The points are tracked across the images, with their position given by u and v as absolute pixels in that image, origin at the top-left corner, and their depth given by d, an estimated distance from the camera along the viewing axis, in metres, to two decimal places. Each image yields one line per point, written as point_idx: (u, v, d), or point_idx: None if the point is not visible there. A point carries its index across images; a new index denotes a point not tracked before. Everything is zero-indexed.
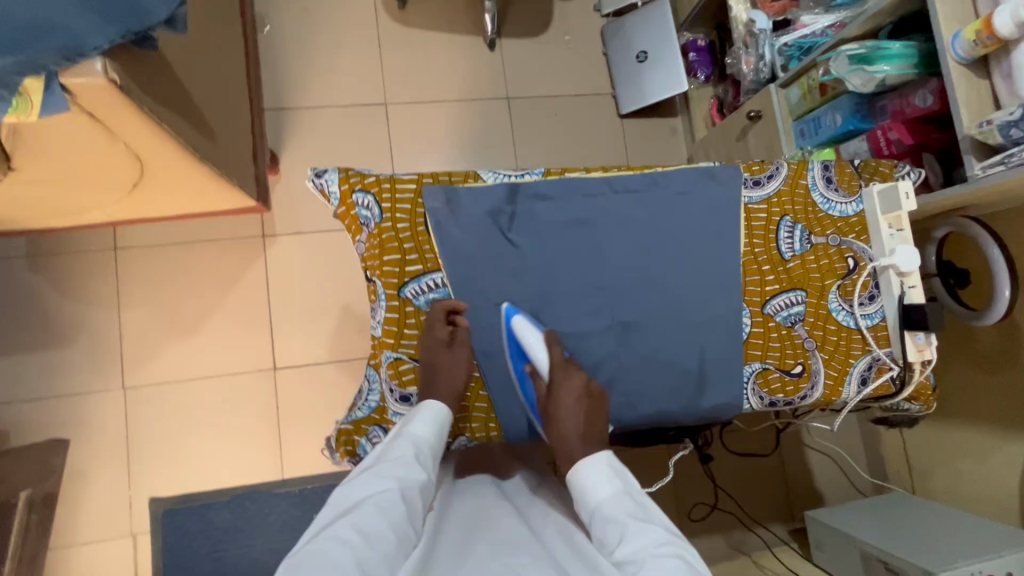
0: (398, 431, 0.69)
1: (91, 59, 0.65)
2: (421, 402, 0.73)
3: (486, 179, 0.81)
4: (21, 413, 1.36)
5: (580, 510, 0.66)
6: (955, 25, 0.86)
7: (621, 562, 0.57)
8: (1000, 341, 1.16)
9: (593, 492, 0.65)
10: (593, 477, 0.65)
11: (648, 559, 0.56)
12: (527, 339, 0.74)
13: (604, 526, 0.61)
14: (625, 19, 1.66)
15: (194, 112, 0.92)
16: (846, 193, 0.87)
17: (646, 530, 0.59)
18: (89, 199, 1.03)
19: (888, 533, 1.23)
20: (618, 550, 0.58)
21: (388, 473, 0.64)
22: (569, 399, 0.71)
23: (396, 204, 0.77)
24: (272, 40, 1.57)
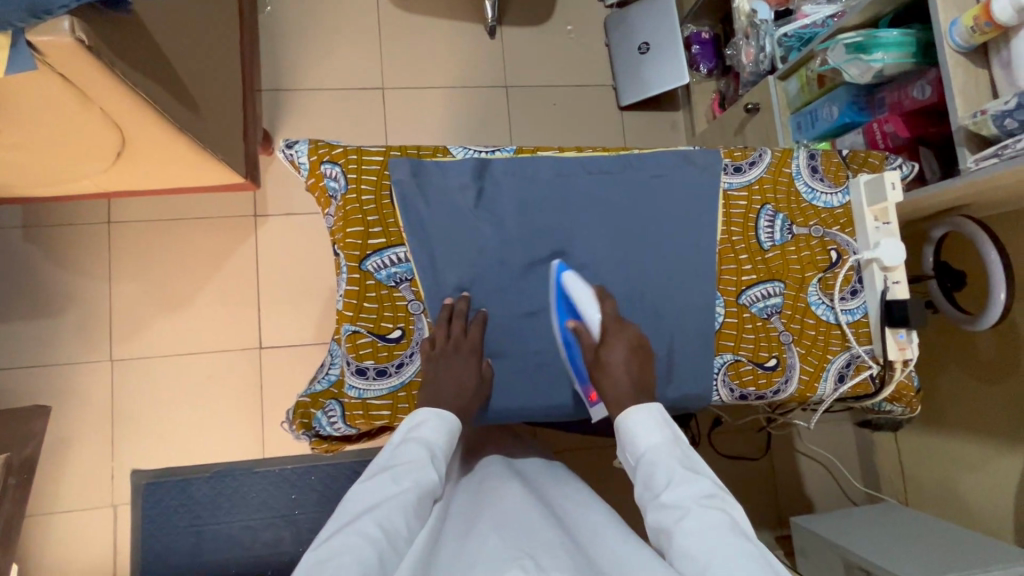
0: (406, 435, 0.66)
1: (58, 18, 0.65)
2: (432, 406, 0.70)
3: (456, 154, 0.79)
4: (12, 379, 1.38)
5: (626, 451, 0.66)
6: (954, 12, 0.83)
7: (666, 506, 0.58)
8: (999, 349, 1.11)
9: (642, 438, 0.64)
10: (644, 424, 0.65)
11: (694, 508, 0.56)
12: (579, 294, 0.74)
13: (651, 470, 0.61)
14: (628, 9, 1.63)
15: (175, 82, 0.92)
16: (832, 184, 0.84)
17: (694, 480, 0.59)
18: (75, 168, 1.04)
19: (873, 542, 1.19)
20: (663, 494, 0.59)
21: (402, 480, 0.61)
22: (623, 347, 0.70)
23: (363, 176, 0.76)
24: (272, 21, 1.58)
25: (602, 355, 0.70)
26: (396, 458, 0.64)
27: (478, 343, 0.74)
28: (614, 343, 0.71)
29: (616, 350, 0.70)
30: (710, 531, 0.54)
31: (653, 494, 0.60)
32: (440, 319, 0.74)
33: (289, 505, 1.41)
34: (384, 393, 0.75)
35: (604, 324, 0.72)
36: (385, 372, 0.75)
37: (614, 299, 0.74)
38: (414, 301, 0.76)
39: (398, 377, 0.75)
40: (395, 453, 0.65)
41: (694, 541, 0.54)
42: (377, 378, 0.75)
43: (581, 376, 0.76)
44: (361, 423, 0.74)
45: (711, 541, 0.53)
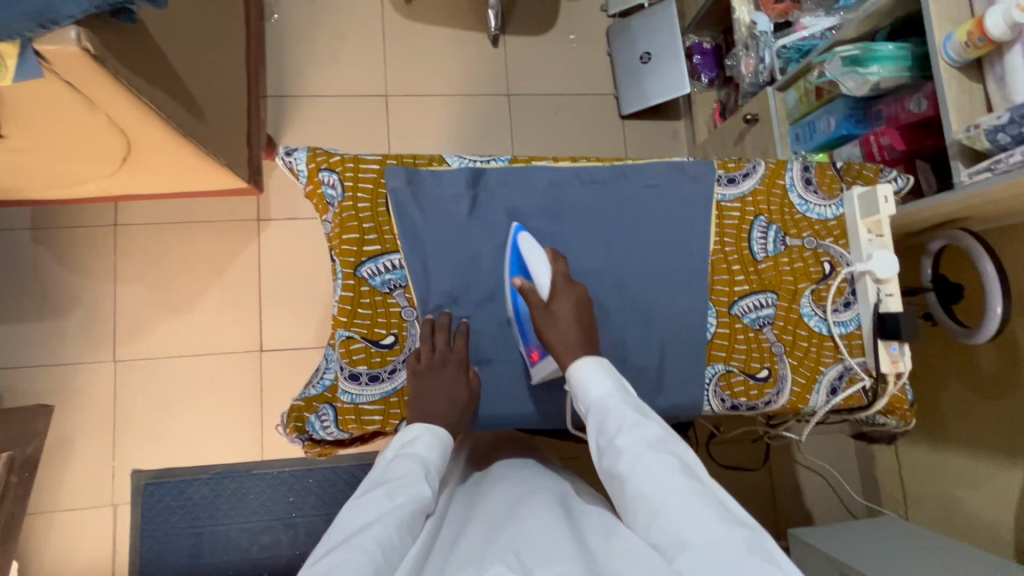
0: (398, 452, 0.66)
1: (65, 27, 0.67)
2: (426, 421, 0.70)
3: (451, 164, 0.81)
4: (17, 379, 1.41)
5: (578, 401, 0.67)
6: (949, 26, 0.83)
7: (618, 450, 0.59)
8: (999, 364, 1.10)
9: (593, 389, 0.66)
10: (594, 376, 0.66)
11: (646, 452, 0.58)
12: (532, 255, 0.74)
13: (604, 418, 0.63)
14: (630, 20, 1.65)
15: (180, 89, 0.94)
16: (826, 196, 0.84)
17: (645, 425, 0.61)
18: (83, 172, 1.06)
19: (871, 555, 1.18)
20: (616, 440, 0.61)
21: (398, 495, 0.60)
22: (569, 307, 0.71)
23: (359, 184, 0.77)
24: (278, 29, 1.60)
25: (548, 314, 0.70)
26: (390, 474, 0.63)
27: (464, 356, 0.75)
28: (561, 303, 0.71)
29: (563, 309, 0.71)
30: (661, 473, 0.56)
31: (606, 441, 0.61)
32: (426, 335, 0.75)
33: (287, 508, 1.41)
34: (376, 398, 0.75)
35: (552, 284, 0.72)
36: (378, 378, 0.76)
37: (563, 260, 0.74)
38: (407, 307, 0.77)
39: (390, 383, 0.76)
40: (390, 469, 0.64)
41: (648, 483, 0.56)
42: (370, 383, 0.75)
43: (525, 336, 0.75)
44: (354, 428, 0.75)
45: (663, 482, 0.56)
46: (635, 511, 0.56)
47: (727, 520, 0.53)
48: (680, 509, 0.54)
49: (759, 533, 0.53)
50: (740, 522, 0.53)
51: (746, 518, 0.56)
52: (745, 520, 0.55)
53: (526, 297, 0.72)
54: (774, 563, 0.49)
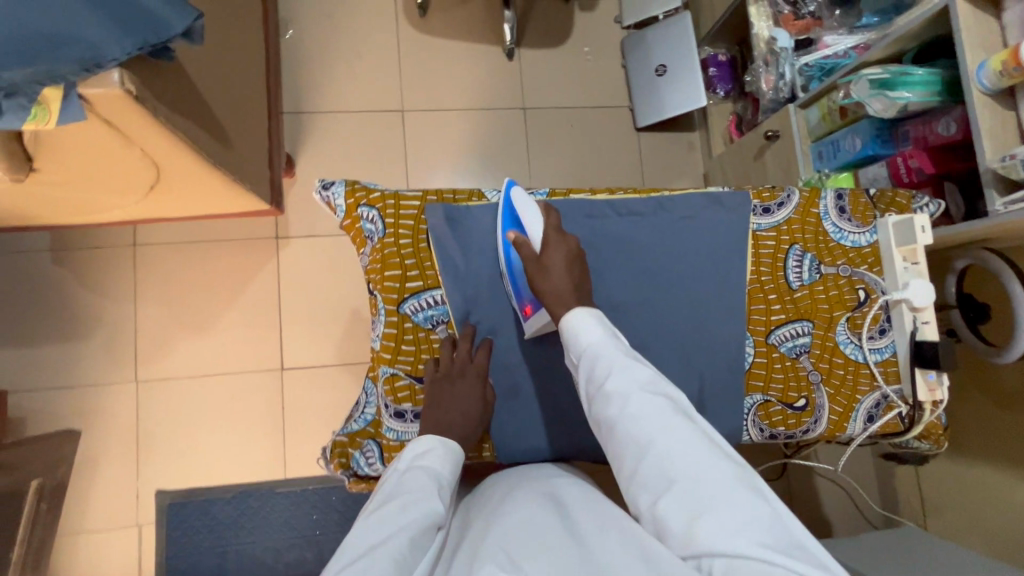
0: (411, 465, 0.65)
1: (108, 70, 0.66)
2: (441, 435, 0.71)
3: (491, 199, 0.82)
4: (40, 401, 1.40)
5: (568, 344, 0.66)
6: (981, 55, 0.84)
7: (608, 396, 0.60)
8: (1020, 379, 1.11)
9: (583, 334, 0.64)
10: (586, 321, 0.64)
11: (634, 396, 0.59)
12: (525, 209, 0.75)
13: (593, 363, 0.62)
14: (646, 32, 1.65)
15: (210, 119, 0.93)
16: (860, 224, 0.85)
17: (635, 368, 0.60)
18: (110, 199, 1.06)
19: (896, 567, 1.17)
20: (605, 385, 0.61)
21: (411, 509, 0.59)
22: (563, 256, 0.71)
23: (400, 220, 0.79)
24: (294, 45, 1.60)
25: (541, 263, 0.70)
26: (405, 488, 0.62)
27: (484, 367, 0.77)
28: (555, 252, 0.71)
29: (555, 257, 0.71)
30: (650, 417, 0.58)
31: (596, 387, 0.61)
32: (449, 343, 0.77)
33: (311, 525, 1.42)
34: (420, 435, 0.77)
35: (545, 236, 0.73)
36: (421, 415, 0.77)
37: (558, 214, 0.75)
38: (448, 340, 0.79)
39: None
40: (404, 483, 0.63)
41: (636, 426, 0.58)
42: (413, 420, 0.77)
43: (519, 290, 0.76)
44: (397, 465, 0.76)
45: (652, 426, 0.57)
46: (624, 452, 0.58)
47: (714, 456, 0.56)
48: (669, 449, 0.56)
49: (742, 465, 0.57)
50: (726, 457, 0.56)
51: (729, 448, 0.59)
52: (728, 450, 0.58)
53: (520, 249, 0.72)
54: (754, 494, 0.54)
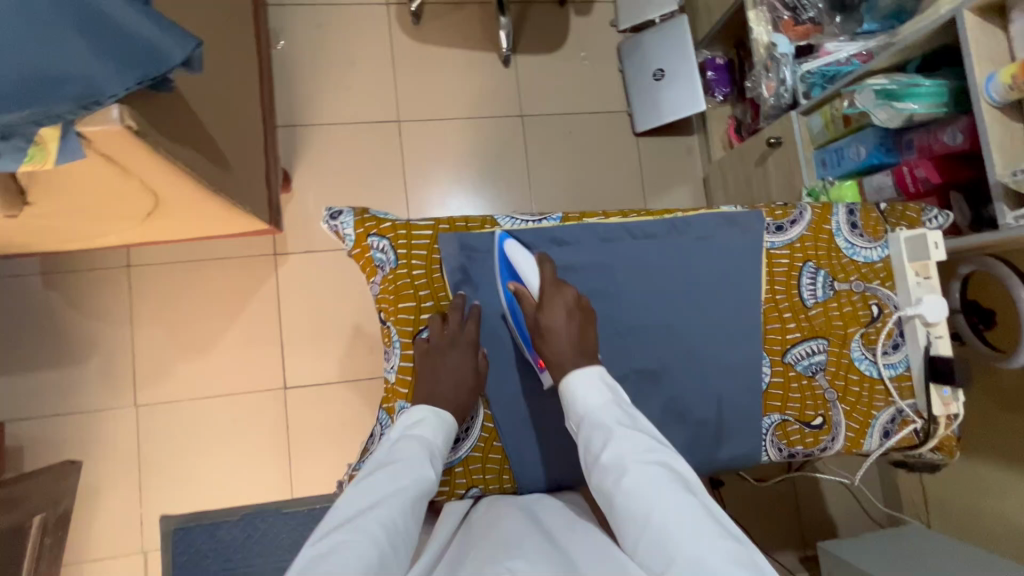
0: (404, 433, 0.70)
1: (106, 105, 0.65)
2: (432, 404, 0.74)
3: (504, 225, 0.83)
4: (38, 429, 1.37)
5: (568, 413, 0.70)
6: (989, 68, 0.84)
7: (605, 467, 0.62)
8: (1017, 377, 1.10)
9: (582, 401, 0.68)
10: (584, 387, 0.68)
11: (631, 465, 0.61)
12: (518, 261, 0.78)
13: (590, 432, 0.65)
14: (642, 36, 1.63)
15: (208, 144, 0.91)
16: (871, 239, 0.85)
17: (631, 437, 0.63)
18: (105, 227, 1.03)
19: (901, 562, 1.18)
20: (602, 455, 0.63)
21: (402, 477, 0.65)
22: (562, 309, 0.73)
23: (413, 251, 0.80)
24: (285, 56, 1.57)
25: (541, 318, 0.72)
26: (396, 456, 0.68)
27: (475, 338, 0.78)
28: (553, 305, 0.73)
29: (554, 312, 0.73)
30: (648, 488, 0.59)
31: (593, 456, 0.64)
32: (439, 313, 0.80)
33: None
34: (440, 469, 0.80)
35: (543, 288, 0.75)
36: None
37: (552, 264, 0.77)
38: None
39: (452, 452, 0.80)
40: (395, 451, 0.68)
41: (633, 498, 0.59)
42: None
43: (530, 345, 0.78)
44: None
45: (649, 495, 0.59)
46: (624, 525, 0.60)
47: (716, 534, 0.56)
48: (668, 522, 0.57)
49: (744, 543, 0.57)
50: (728, 534, 0.57)
51: (734, 526, 0.59)
52: (731, 527, 0.59)
53: (521, 303, 0.75)
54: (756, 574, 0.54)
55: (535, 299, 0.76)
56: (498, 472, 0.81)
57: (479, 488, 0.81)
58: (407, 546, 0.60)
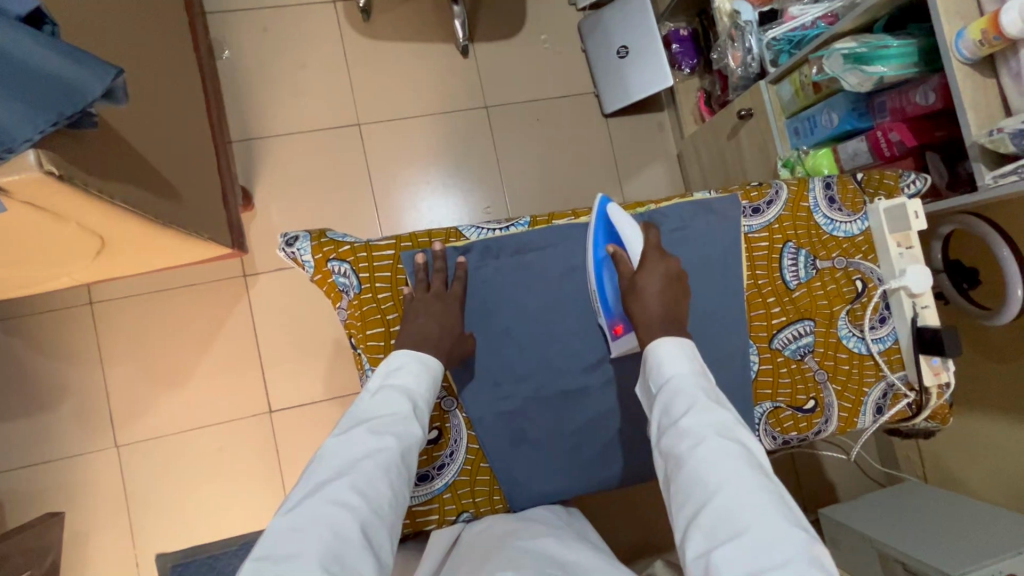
0: (386, 385, 0.70)
1: (22, 153, 0.60)
2: (414, 350, 0.74)
3: (469, 236, 0.84)
4: (17, 481, 1.33)
5: (649, 378, 0.68)
6: (958, 24, 0.81)
7: (682, 431, 0.60)
8: (1006, 329, 1.06)
9: (669, 365, 0.66)
10: (671, 352, 0.66)
11: (713, 437, 0.59)
12: (624, 226, 0.78)
13: (673, 395, 0.63)
14: (602, 12, 1.55)
15: (146, 174, 0.84)
16: (851, 212, 0.84)
17: (716, 411, 0.61)
18: (54, 270, 0.97)
19: (902, 519, 1.18)
20: (683, 419, 0.61)
21: (384, 435, 0.65)
22: (659, 276, 0.75)
23: (375, 274, 0.81)
24: (232, 67, 1.49)
25: (638, 281, 0.74)
26: (376, 409, 0.68)
27: (461, 295, 0.79)
28: (651, 272, 0.75)
29: (652, 278, 0.75)
30: (726, 462, 0.57)
31: (671, 419, 0.62)
32: (418, 280, 0.80)
33: None
34: (428, 497, 0.80)
35: (645, 253, 0.77)
36: (428, 476, 0.80)
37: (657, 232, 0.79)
38: (447, 397, 0.82)
39: (440, 479, 0.81)
40: (375, 403, 0.68)
41: (708, 469, 0.57)
42: (421, 484, 0.80)
43: (608, 310, 0.81)
44: (407, 526, 0.80)
45: (728, 471, 0.56)
46: (688, 493, 0.57)
47: (787, 521, 0.53)
48: (742, 498, 0.54)
49: (811, 537, 0.53)
50: (800, 524, 0.53)
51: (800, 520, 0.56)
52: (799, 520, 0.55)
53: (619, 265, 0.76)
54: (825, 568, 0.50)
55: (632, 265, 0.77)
56: (488, 493, 0.82)
57: (471, 512, 0.81)
58: (392, 501, 0.62)
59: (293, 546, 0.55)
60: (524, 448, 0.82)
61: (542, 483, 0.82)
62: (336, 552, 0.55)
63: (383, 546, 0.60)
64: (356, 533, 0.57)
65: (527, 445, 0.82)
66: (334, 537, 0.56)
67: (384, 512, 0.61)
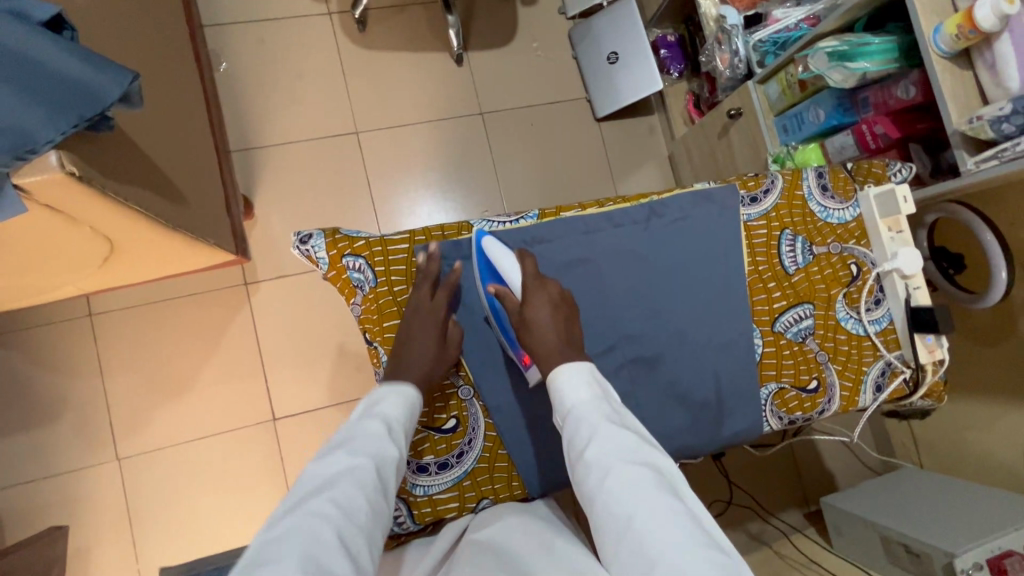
0: (366, 407, 0.70)
1: (45, 154, 0.61)
2: (394, 378, 0.75)
3: (479, 228, 0.86)
4: (15, 498, 1.30)
5: (554, 408, 0.67)
6: (935, 20, 0.85)
7: (589, 463, 0.59)
8: (992, 312, 1.10)
9: (569, 396, 0.65)
10: (570, 384, 0.65)
11: (616, 462, 0.58)
12: (499, 257, 0.79)
13: (576, 426, 0.62)
14: (592, 20, 1.60)
15: (156, 179, 0.85)
16: (842, 199, 0.88)
17: (619, 436, 0.61)
18: (61, 277, 0.97)
19: (905, 504, 1.19)
20: (588, 451, 0.60)
21: (361, 454, 0.65)
22: (546, 304, 0.74)
23: (391, 268, 0.83)
24: (229, 78, 1.51)
25: (526, 313, 0.73)
26: (355, 430, 0.68)
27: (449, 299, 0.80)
28: (536, 300, 0.74)
29: (538, 309, 0.73)
30: (635, 489, 0.56)
31: (578, 451, 0.61)
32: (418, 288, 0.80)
33: None
34: (449, 485, 0.81)
35: (524, 284, 0.76)
36: (447, 464, 0.82)
37: (534, 258, 0.78)
38: (464, 387, 0.83)
39: (460, 467, 0.82)
40: (354, 424, 0.69)
41: (616, 496, 0.57)
42: (441, 472, 0.81)
43: (513, 343, 0.80)
44: (428, 515, 0.80)
45: (637, 499, 0.56)
46: (603, 526, 0.57)
47: (699, 539, 0.53)
48: (651, 525, 0.54)
49: (729, 553, 0.53)
50: (713, 543, 0.53)
51: (715, 530, 0.56)
52: (714, 533, 0.56)
53: (504, 301, 0.76)
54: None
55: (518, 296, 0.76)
56: (507, 479, 0.83)
57: (490, 498, 0.83)
58: (369, 518, 0.61)
59: (268, 561, 0.54)
60: (538, 435, 0.83)
61: (557, 471, 0.83)
62: (311, 563, 0.54)
63: (360, 564, 0.58)
64: (333, 546, 0.56)
65: (541, 435, 0.83)
66: (309, 550, 0.55)
67: (362, 529, 0.60)
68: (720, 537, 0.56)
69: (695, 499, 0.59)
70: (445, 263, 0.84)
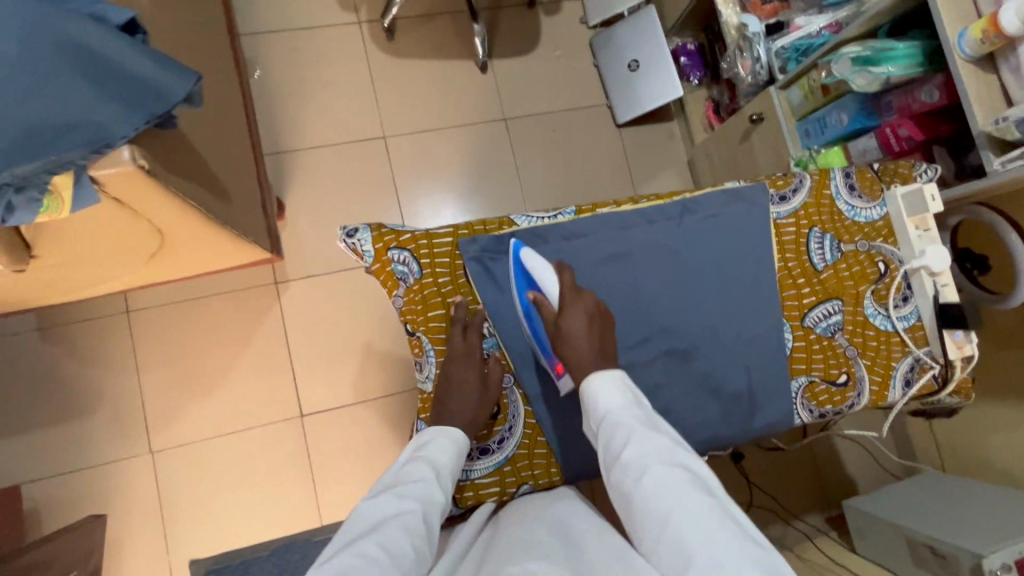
0: (413, 455, 0.73)
1: (117, 148, 0.66)
2: (440, 425, 0.78)
3: (521, 223, 0.89)
4: (52, 488, 1.34)
5: (589, 415, 0.70)
6: (959, 25, 0.88)
7: (626, 464, 0.62)
8: (1017, 313, 1.11)
9: (603, 401, 0.68)
10: (604, 391, 0.68)
11: (653, 463, 0.61)
12: (535, 267, 0.81)
13: (612, 431, 0.65)
14: (614, 28, 1.64)
15: (206, 176, 0.90)
16: (869, 199, 0.90)
17: (654, 439, 0.63)
18: (110, 271, 1.01)
19: (930, 505, 1.20)
20: (624, 453, 0.63)
21: (408, 498, 0.67)
22: (581, 313, 0.76)
23: (435, 261, 0.86)
24: (262, 85, 1.56)
25: (561, 323, 0.75)
26: (403, 477, 0.70)
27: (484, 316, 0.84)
28: (572, 310, 0.76)
29: (575, 319, 0.75)
30: (672, 488, 0.59)
31: (615, 454, 0.64)
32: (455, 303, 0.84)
33: None
34: (490, 470, 0.84)
35: (561, 293, 0.78)
36: (488, 450, 0.84)
37: (571, 270, 0.81)
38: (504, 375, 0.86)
39: (501, 453, 0.84)
40: (403, 472, 0.71)
41: (653, 495, 0.59)
42: (482, 457, 0.84)
43: (546, 351, 0.81)
44: (472, 499, 0.83)
45: (672, 497, 0.58)
46: (642, 526, 0.59)
47: (736, 535, 0.55)
48: (689, 522, 0.56)
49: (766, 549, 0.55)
50: (750, 538, 0.55)
51: (752, 529, 0.58)
52: (751, 531, 0.57)
53: (541, 309, 0.78)
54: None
55: (554, 306, 0.78)
56: (545, 466, 0.85)
57: (529, 485, 0.85)
58: (414, 560, 0.62)
59: None
60: (573, 424, 0.85)
61: (591, 460, 0.85)
62: None
63: None
64: None
65: (576, 425, 0.86)
66: None
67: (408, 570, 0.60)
68: (758, 537, 0.57)
69: (731, 500, 0.61)
70: (485, 257, 0.85)
